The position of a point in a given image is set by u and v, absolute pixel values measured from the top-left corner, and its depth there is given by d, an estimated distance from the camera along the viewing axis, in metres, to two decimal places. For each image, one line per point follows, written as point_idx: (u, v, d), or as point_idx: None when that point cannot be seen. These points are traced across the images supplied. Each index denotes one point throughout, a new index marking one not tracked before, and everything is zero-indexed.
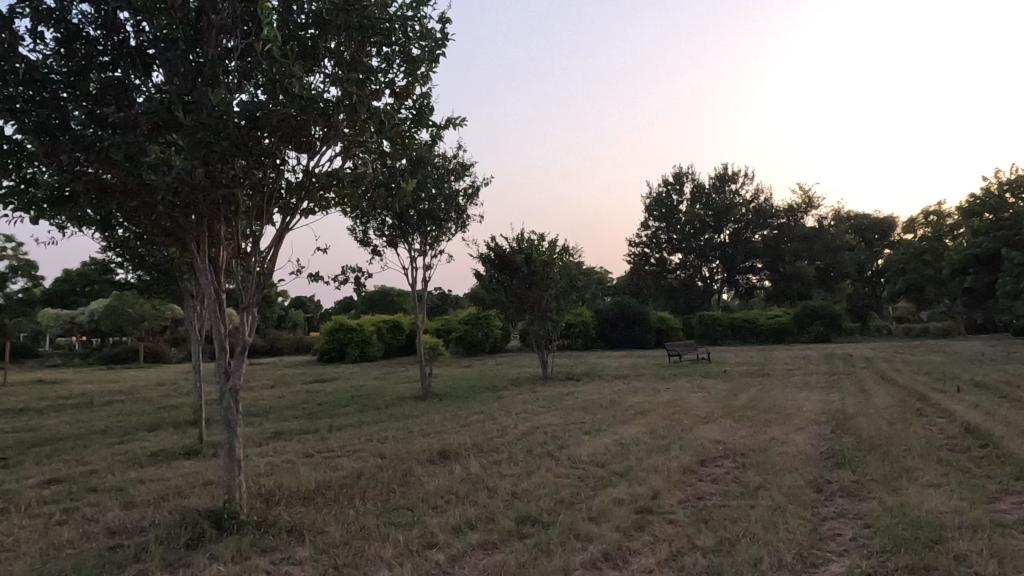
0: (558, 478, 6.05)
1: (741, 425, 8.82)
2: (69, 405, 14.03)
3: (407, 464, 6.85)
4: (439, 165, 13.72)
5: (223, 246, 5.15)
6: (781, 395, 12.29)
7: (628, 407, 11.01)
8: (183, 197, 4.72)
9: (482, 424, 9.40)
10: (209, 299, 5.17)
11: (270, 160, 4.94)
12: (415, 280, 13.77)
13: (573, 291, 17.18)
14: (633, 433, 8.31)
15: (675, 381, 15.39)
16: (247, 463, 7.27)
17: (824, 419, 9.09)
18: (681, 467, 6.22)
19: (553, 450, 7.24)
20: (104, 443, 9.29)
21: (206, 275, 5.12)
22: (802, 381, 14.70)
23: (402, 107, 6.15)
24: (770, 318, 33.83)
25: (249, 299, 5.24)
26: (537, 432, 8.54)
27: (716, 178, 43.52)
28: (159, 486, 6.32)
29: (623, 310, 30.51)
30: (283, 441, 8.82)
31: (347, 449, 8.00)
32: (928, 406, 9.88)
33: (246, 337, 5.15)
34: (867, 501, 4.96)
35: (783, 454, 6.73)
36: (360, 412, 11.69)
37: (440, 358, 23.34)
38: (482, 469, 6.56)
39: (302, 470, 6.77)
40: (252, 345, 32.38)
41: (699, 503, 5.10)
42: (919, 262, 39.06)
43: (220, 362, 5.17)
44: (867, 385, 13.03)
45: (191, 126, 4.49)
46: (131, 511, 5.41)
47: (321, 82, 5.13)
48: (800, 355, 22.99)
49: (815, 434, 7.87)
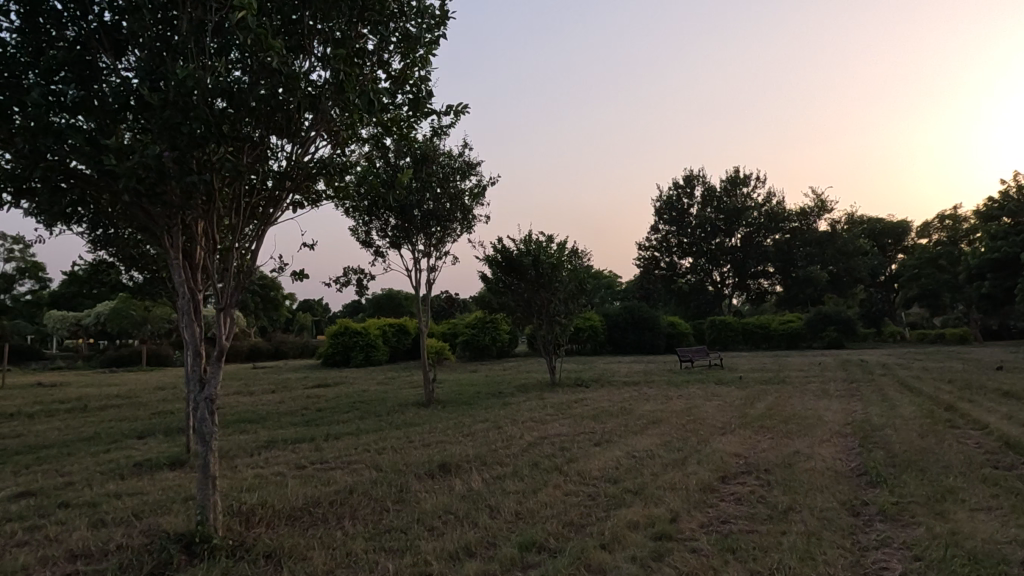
0: (567, 497, 5.55)
1: (762, 437, 8.31)
2: (62, 409, 13.62)
3: (403, 478, 6.36)
4: (443, 164, 13.27)
5: (200, 241, 4.69)
6: (799, 403, 11.77)
7: (639, 415, 10.51)
8: (150, 187, 4.22)
9: (487, 434, 8.92)
10: (183, 299, 4.68)
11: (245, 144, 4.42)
12: (417, 282, 13.30)
13: (582, 295, 16.70)
14: (646, 445, 7.81)
15: (687, 388, 14.88)
16: (233, 477, 6.80)
17: (850, 430, 8.57)
18: (701, 484, 5.73)
19: (561, 464, 6.74)
20: (88, 451, 8.83)
21: (179, 272, 4.67)
22: (819, 388, 14.19)
23: (399, 92, 5.68)
24: (782, 323, 33.35)
25: (227, 300, 4.76)
26: (542, 443, 8.05)
27: (726, 181, 42.94)
28: (134, 502, 5.85)
29: (633, 313, 30.02)
30: (277, 451, 8.36)
31: (342, 460, 7.51)
32: (958, 417, 9.34)
33: (224, 341, 4.67)
34: (911, 528, 4.45)
35: (810, 470, 6.22)
36: (360, 419, 11.23)
37: (445, 362, 22.91)
38: (484, 485, 6.06)
39: (292, 485, 6.29)
40: (257, 348, 31.98)
41: (723, 528, 4.61)
42: (935, 268, 38.37)
43: (195, 368, 4.71)
44: (889, 394, 12.50)
45: (158, 105, 3.97)
46: (97, 532, 4.94)
47: (307, 61, 4.65)
48: (814, 361, 22.46)
49: (840, 448, 7.36)
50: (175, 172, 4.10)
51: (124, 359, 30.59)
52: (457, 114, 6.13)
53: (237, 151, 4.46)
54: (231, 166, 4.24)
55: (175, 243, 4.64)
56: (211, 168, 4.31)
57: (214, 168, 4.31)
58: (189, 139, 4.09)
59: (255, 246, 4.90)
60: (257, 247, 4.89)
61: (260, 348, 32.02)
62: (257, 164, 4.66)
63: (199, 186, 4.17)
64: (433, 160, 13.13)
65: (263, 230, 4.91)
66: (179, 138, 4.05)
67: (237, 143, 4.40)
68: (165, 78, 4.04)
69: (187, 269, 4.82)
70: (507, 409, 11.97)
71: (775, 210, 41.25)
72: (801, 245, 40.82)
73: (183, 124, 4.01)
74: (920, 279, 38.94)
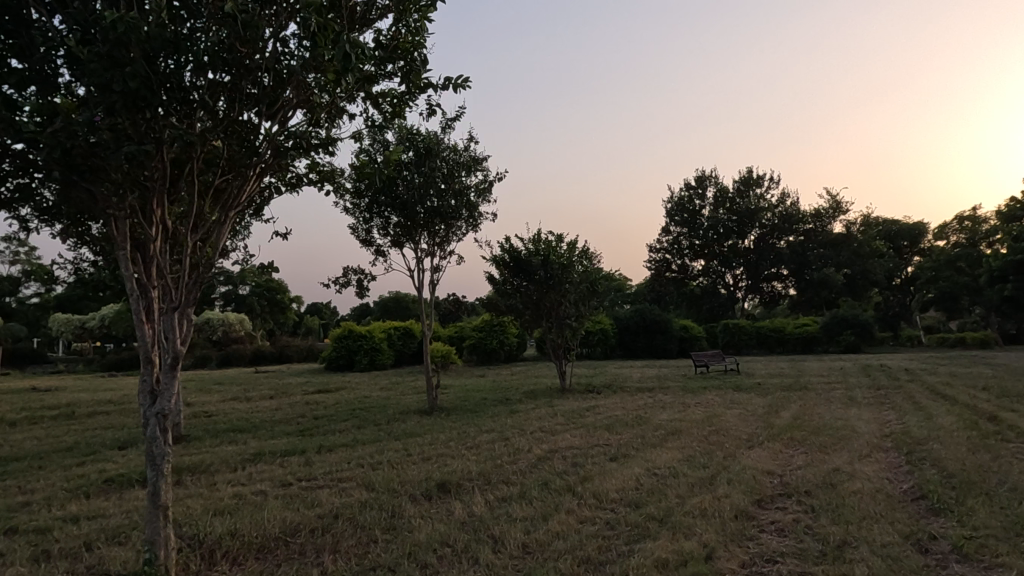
0: (583, 526, 4.81)
1: (794, 452, 7.58)
2: (48, 416, 12.97)
3: (397, 500, 5.66)
4: (447, 157, 12.52)
5: (150, 227, 3.94)
6: (825, 413, 11.00)
7: (656, 426, 9.75)
8: (83, 158, 3.49)
9: (493, 446, 8.22)
10: (130, 296, 3.95)
11: (196, 107, 3.68)
12: (421, 282, 12.57)
13: (593, 297, 15.94)
14: (667, 460, 7.10)
15: (704, 395, 14.13)
16: (209, 499, 6.07)
17: (890, 444, 7.80)
18: (737, 511, 5.00)
19: (574, 483, 6.02)
20: (61, 464, 8.13)
21: (126, 263, 3.92)
22: (846, 396, 13.39)
23: (391, 60, 4.94)
24: (798, 327, 32.49)
25: (182, 297, 4.04)
26: (552, 458, 7.31)
27: (740, 182, 42.14)
28: (90, 528, 5.15)
29: (644, 317, 29.17)
30: (262, 465, 7.64)
31: (332, 478, 6.78)
32: (1007, 429, 8.54)
33: (178, 347, 3.96)
34: (998, 573, 3.71)
35: (857, 492, 5.48)
36: (358, 428, 10.55)
37: (451, 366, 22.25)
38: (488, 510, 5.34)
39: (271, 509, 5.57)
40: (261, 352, 31.41)
41: (769, 570, 3.90)
42: (953, 270, 37.40)
43: (146, 379, 4.00)
44: (921, 402, 11.72)
45: (88, 59, 3.23)
46: (35, 567, 4.25)
47: (278, 15, 3.92)
48: (835, 367, 21.65)
49: (884, 465, 6.60)
50: (106, 141, 3.38)
51: (126, 362, 30.05)
52: (456, 88, 5.40)
53: (188, 117, 3.73)
54: (178, 134, 3.51)
55: (121, 229, 3.92)
56: (157, 137, 3.60)
57: (159, 136, 3.59)
58: (128, 97, 3.36)
59: (218, 234, 4.19)
60: (220, 235, 4.17)
61: (264, 352, 31.48)
62: (214, 133, 3.92)
63: (140, 159, 3.44)
64: (437, 155, 12.40)
65: (226, 214, 4.18)
66: (112, 98, 3.32)
67: (188, 107, 3.67)
68: (97, 23, 3.30)
69: (138, 261, 4.08)
70: (514, 417, 11.27)
71: (789, 211, 40.47)
72: (815, 246, 39.95)
73: (115, 80, 3.27)
74: (938, 281, 37.96)
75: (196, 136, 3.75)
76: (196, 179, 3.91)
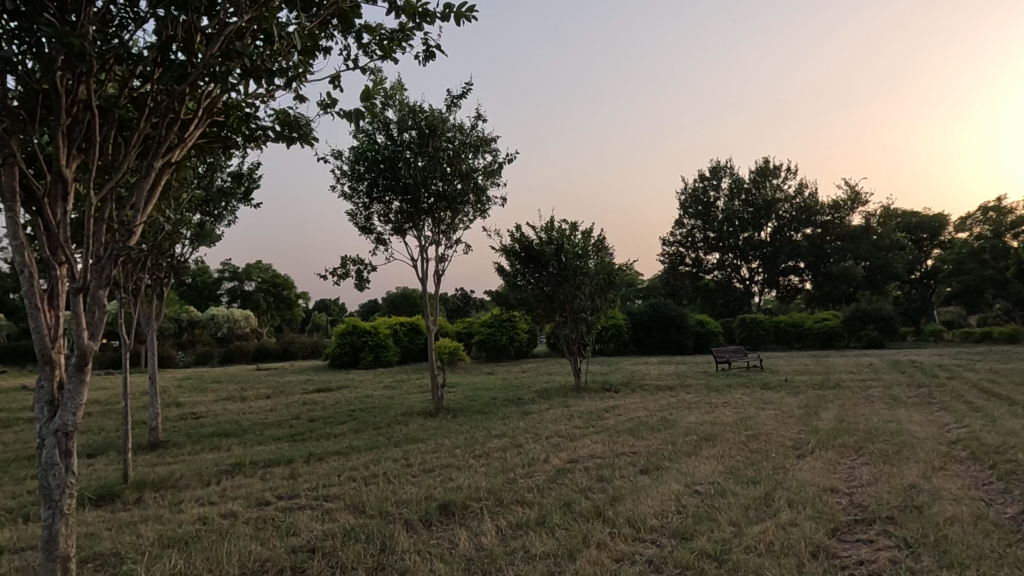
0: (621, 568, 3.82)
1: (853, 462, 6.55)
2: (22, 418, 12.03)
3: (392, 526, 4.67)
4: (453, 137, 11.51)
5: (42, 179, 2.93)
6: (871, 415, 9.88)
7: (686, 430, 8.71)
8: None
9: (504, 455, 7.22)
10: (20, 275, 2.93)
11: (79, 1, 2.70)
12: (426, 273, 11.59)
13: (610, 289, 14.86)
14: (708, 473, 6.11)
15: (731, 395, 13.06)
16: (167, 526, 5.06)
17: (964, 454, 6.75)
18: (812, 546, 4.03)
19: (603, 506, 5.00)
20: (15, 475, 7.17)
21: (13, 227, 2.89)
22: (887, 395, 12.31)
23: None
24: (818, 322, 31.43)
25: (94, 278, 3.02)
26: (574, 471, 6.33)
27: (756, 172, 40.98)
28: (9, 566, 4.15)
29: (658, 312, 28.14)
30: (243, 479, 6.66)
31: (316, 496, 5.78)
32: None
33: (87, 343, 2.95)
34: None
35: (954, 520, 4.45)
36: (357, 432, 9.58)
37: (458, 363, 21.21)
38: (501, 541, 4.37)
39: (235, 540, 4.56)
40: (264, 348, 30.53)
41: None
42: (977, 262, 36.11)
43: (44, 386, 2.99)
44: (975, 403, 10.60)
45: None
46: None
47: None
48: (862, 363, 20.50)
49: (970, 482, 5.54)
50: None
51: None
52: (458, 18, 4.39)
53: (77, 19, 2.77)
54: (54, 36, 2.55)
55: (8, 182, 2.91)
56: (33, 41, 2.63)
57: (36, 45, 2.67)
58: None
59: (140, 196, 3.22)
60: (142, 197, 3.19)
61: (267, 349, 30.56)
62: (117, 45, 2.94)
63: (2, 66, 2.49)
64: (441, 135, 11.36)
65: (149, 167, 3.18)
66: None
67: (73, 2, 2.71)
68: None
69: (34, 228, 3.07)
70: (525, 419, 10.22)
71: (807, 202, 39.28)
72: (834, 239, 38.68)
73: None
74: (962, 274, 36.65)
75: (89, 45, 2.77)
76: (97, 108, 2.94)
